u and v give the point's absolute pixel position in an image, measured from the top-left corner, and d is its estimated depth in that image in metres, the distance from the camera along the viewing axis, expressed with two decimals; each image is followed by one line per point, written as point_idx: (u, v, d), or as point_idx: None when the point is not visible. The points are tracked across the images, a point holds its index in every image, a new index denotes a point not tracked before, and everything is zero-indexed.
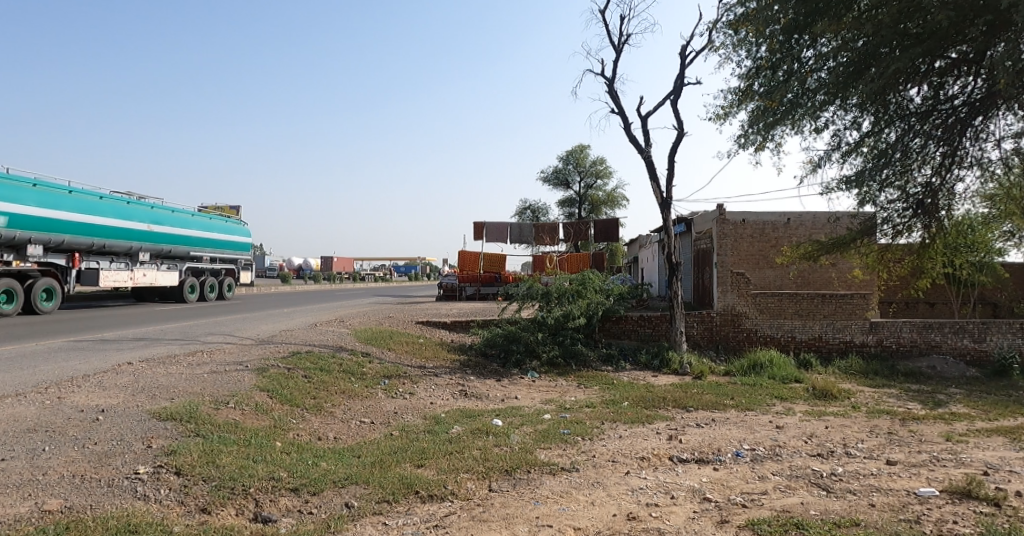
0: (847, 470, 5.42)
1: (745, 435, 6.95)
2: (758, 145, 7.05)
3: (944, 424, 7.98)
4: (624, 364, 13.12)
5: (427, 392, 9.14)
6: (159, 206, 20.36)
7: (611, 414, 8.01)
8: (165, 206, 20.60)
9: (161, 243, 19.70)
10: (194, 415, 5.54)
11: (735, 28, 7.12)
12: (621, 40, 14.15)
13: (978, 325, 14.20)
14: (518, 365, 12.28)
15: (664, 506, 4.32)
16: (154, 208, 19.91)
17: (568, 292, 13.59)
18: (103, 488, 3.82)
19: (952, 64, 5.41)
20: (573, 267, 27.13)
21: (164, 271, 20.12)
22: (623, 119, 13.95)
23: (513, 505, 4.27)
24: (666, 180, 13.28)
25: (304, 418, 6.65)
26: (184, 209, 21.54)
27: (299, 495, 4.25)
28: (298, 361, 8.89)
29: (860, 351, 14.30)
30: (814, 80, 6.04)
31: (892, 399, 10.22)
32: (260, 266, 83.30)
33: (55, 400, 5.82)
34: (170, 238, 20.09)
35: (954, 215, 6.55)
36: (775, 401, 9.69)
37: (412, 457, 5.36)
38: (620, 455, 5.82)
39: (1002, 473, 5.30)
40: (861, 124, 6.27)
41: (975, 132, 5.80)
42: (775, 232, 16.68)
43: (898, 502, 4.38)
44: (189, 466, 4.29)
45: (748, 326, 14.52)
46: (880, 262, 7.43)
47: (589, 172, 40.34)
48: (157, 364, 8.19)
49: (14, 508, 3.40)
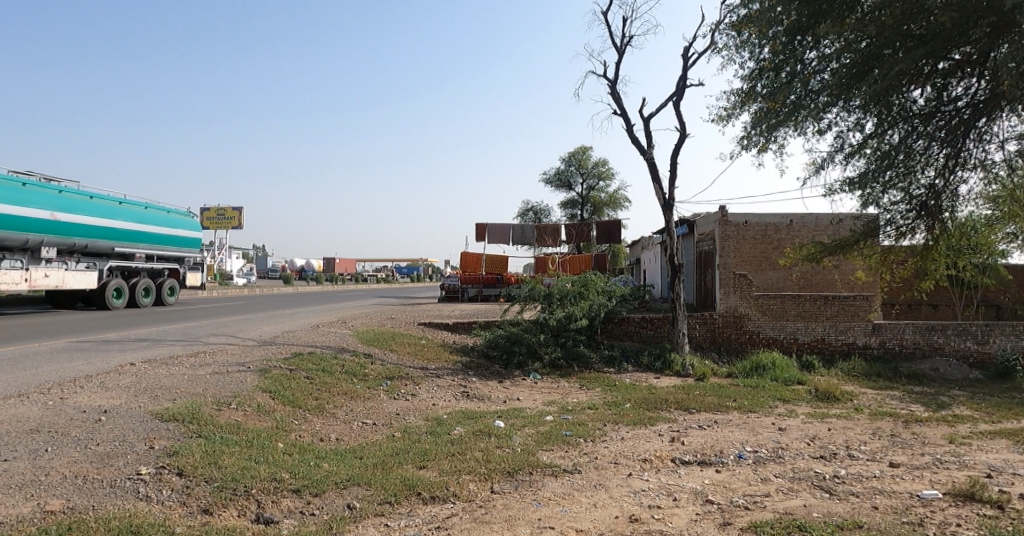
0: (850, 472, 5.40)
1: (748, 437, 6.93)
2: (761, 147, 7.06)
3: (948, 426, 7.95)
4: (626, 365, 13.10)
5: (429, 393, 9.14)
6: (72, 192, 17.86)
7: (613, 415, 8.01)
8: (82, 192, 18.11)
9: (68, 235, 17.20)
10: (196, 416, 5.56)
11: (738, 30, 7.14)
12: (624, 42, 14.15)
13: (981, 327, 14.14)
14: (520, 366, 12.28)
15: (667, 508, 4.31)
16: (64, 194, 17.47)
17: (570, 293, 13.50)
18: (105, 488, 3.83)
19: (955, 66, 5.40)
20: (576, 269, 27.18)
21: (76, 271, 17.68)
22: (625, 120, 13.93)
23: (515, 507, 4.26)
24: (668, 181, 13.25)
25: (306, 419, 6.67)
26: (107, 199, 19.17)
27: (301, 496, 4.25)
28: (300, 362, 8.93)
29: (863, 352, 14.27)
30: (817, 82, 6.05)
31: (895, 401, 10.20)
32: (263, 267, 83.48)
33: (57, 400, 5.85)
34: (81, 229, 17.59)
35: (958, 216, 6.54)
36: (778, 403, 9.67)
37: (413, 458, 5.36)
38: (623, 457, 5.81)
39: (1006, 476, 5.28)
40: (864, 125, 6.27)
41: (979, 134, 5.78)
42: (777, 234, 16.66)
43: (901, 504, 4.36)
44: (191, 467, 4.30)
45: (750, 328, 14.49)
46: (883, 263, 7.42)
47: (592, 173, 40.31)
48: (160, 364, 8.27)
49: (15, 508, 3.41)
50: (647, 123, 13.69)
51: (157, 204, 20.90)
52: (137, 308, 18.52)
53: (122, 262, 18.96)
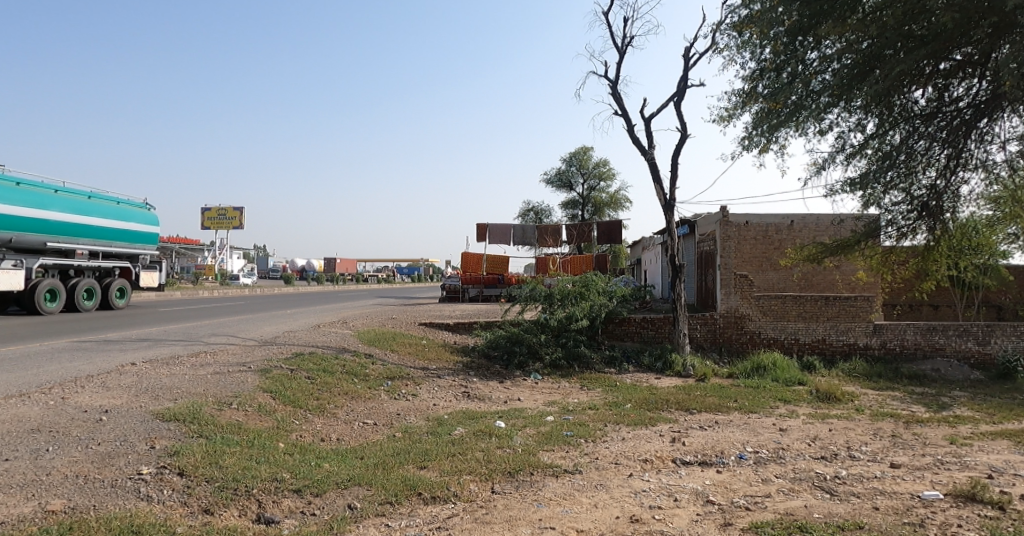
0: (851, 473, 5.39)
1: (749, 438, 6.92)
2: (763, 147, 7.06)
3: (949, 427, 7.94)
4: (627, 366, 13.10)
5: (430, 394, 9.15)
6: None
7: (614, 416, 8.00)
8: (7, 177, 15.34)
9: None
10: (197, 416, 5.56)
11: (739, 30, 7.15)
12: (625, 42, 14.14)
13: (983, 328, 14.13)
14: (521, 367, 12.28)
15: (668, 508, 4.30)
16: None
17: (571, 294, 13.49)
18: (107, 488, 3.83)
19: (957, 66, 5.39)
20: (577, 270, 27.20)
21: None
22: (626, 120, 13.92)
23: (516, 507, 4.26)
24: (669, 181, 13.25)
25: (307, 419, 6.65)
26: (40, 186, 16.42)
27: (302, 496, 4.25)
28: (301, 362, 8.94)
29: (864, 353, 14.26)
30: (819, 82, 6.05)
31: (896, 402, 10.19)
32: (263, 267, 83.53)
33: (59, 400, 5.85)
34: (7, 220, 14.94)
35: (959, 217, 6.53)
36: (779, 403, 9.67)
37: (414, 459, 5.36)
38: (623, 457, 5.81)
39: (1006, 477, 5.27)
40: (865, 125, 6.28)
41: (981, 135, 5.78)
42: (778, 234, 16.65)
43: (902, 505, 4.36)
44: (192, 467, 4.31)
45: (751, 329, 14.48)
46: (884, 264, 7.41)
47: (593, 174, 40.31)
48: (162, 364, 8.27)
49: (17, 508, 3.41)
50: (648, 123, 13.68)
51: (103, 193, 18.47)
52: (94, 312, 16.86)
53: (59, 260, 16.41)
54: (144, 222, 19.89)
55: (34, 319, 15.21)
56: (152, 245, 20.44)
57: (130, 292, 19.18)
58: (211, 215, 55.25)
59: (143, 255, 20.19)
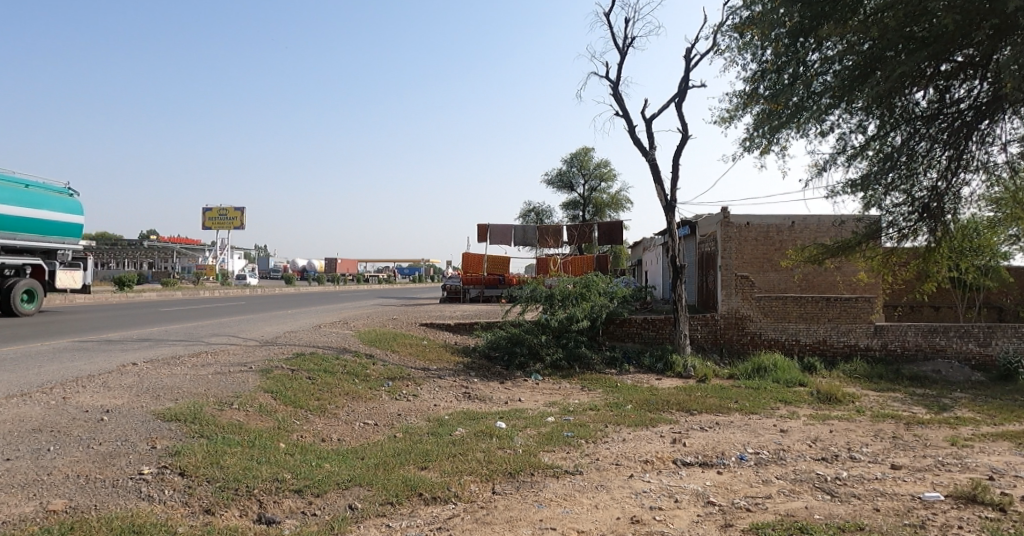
0: (852, 474, 5.39)
1: (749, 439, 6.92)
2: (764, 148, 7.07)
3: (950, 428, 7.94)
4: (628, 367, 13.10)
5: (430, 394, 9.16)
6: None
7: (614, 417, 8.00)
8: None
9: None
10: (198, 416, 5.57)
11: (740, 32, 7.15)
12: (626, 43, 14.14)
13: (984, 329, 14.12)
14: (522, 367, 12.29)
15: (668, 509, 4.31)
16: None
17: (572, 295, 13.46)
18: (107, 488, 3.84)
19: (958, 68, 5.40)
20: (578, 270, 27.21)
21: None
22: (628, 121, 13.91)
23: (516, 508, 4.27)
24: (670, 182, 13.25)
25: (308, 419, 6.66)
26: None
27: (303, 496, 4.26)
28: (302, 362, 8.94)
29: (865, 354, 14.27)
30: (820, 84, 6.06)
31: (897, 403, 10.18)
32: (263, 267, 83.61)
33: (59, 400, 5.85)
34: None
35: (960, 218, 6.53)
36: (780, 404, 9.67)
37: (415, 459, 5.36)
38: (624, 458, 5.81)
39: (1008, 478, 5.27)
40: (866, 127, 6.28)
41: (981, 136, 5.78)
42: (779, 235, 16.64)
43: (903, 507, 4.36)
44: (194, 467, 4.31)
45: (752, 330, 14.48)
46: (886, 265, 7.41)
47: (594, 175, 40.32)
48: (163, 364, 8.28)
49: (18, 508, 3.41)
50: (649, 125, 13.69)
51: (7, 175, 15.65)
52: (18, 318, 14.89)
53: None
54: (63, 209, 17.37)
55: (28, 319, 15.00)
56: (72, 238, 17.72)
57: (39, 296, 16.45)
58: (211, 215, 55.21)
59: (63, 251, 17.58)
